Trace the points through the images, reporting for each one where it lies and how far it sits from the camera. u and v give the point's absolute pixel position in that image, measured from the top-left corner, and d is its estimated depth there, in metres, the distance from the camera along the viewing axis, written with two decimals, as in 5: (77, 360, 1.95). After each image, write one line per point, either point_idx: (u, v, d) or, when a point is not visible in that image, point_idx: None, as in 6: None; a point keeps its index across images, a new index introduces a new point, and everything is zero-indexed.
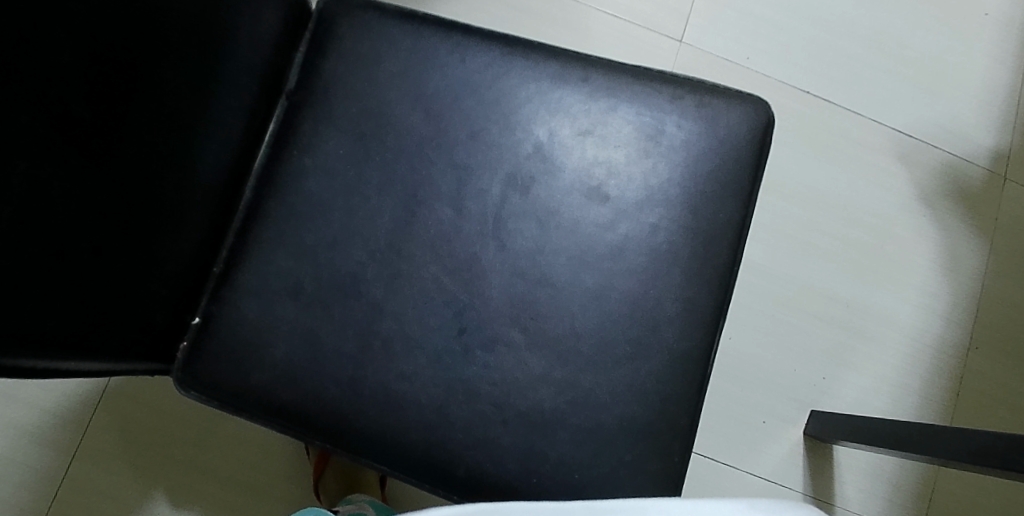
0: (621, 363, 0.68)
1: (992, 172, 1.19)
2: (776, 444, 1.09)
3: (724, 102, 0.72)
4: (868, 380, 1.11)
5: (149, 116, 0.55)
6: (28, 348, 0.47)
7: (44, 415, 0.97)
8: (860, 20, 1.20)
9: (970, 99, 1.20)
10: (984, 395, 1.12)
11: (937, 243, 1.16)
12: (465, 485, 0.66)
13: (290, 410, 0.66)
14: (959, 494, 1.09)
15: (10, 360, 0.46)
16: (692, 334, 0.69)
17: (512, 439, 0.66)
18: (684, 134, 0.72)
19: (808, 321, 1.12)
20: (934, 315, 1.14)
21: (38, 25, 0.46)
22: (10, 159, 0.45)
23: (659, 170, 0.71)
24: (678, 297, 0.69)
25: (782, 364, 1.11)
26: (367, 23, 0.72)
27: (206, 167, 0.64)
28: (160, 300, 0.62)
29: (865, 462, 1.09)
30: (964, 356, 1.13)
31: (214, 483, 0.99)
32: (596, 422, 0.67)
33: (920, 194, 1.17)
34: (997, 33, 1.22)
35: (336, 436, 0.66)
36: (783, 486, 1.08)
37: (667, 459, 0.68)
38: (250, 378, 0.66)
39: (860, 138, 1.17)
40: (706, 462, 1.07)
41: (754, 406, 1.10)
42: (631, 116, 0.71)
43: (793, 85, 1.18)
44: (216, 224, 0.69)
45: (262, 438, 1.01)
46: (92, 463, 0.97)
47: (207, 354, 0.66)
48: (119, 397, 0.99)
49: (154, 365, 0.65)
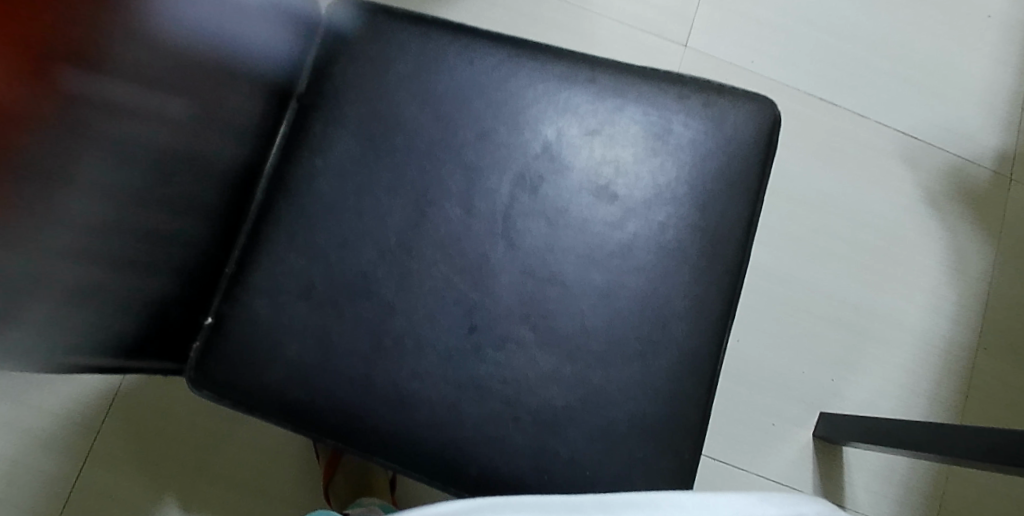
0: (631, 361, 0.68)
1: (997, 173, 1.19)
2: (785, 447, 1.09)
3: (730, 101, 0.73)
4: (876, 382, 1.11)
5: (162, 116, 0.56)
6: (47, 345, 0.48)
7: (54, 420, 0.98)
8: (863, 23, 1.21)
9: (975, 101, 1.20)
10: (993, 395, 1.12)
11: (943, 245, 1.16)
12: (477, 484, 0.66)
13: (301, 411, 0.66)
14: (970, 495, 1.08)
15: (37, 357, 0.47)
16: (700, 332, 0.69)
17: (523, 439, 0.66)
18: (692, 133, 0.72)
19: (815, 323, 1.12)
20: (943, 316, 1.14)
21: (77, 26, 0.47)
22: (39, 160, 0.46)
23: (666, 168, 0.71)
24: (687, 295, 0.70)
25: (790, 365, 1.11)
26: (377, 25, 0.73)
27: (218, 169, 0.65)
28: (173, 299, 0.62)
29: (875, 464, 1.09)
30: (973, 356, 1.13)
31: (222, 487, 0.99)
32: (608, 421, 0.67)
33: (926, 195, 1.17)
34: (1000, 35, 1.22)
35: (346, 436, 0.67)
36: (793, 489, 1.08)
37: (677, 459, 0.68)
38: (261, 378, 0.66)
39: (864, 140, 1.18)
40: (716, 464, 1.07)
41: (763, 408, 1.09)
42: (638, 116, 0.72)
43: (798, 89, 1.18)
44: (226, 227, 0.69)
45: (271, 444, 1.01)
46: (102, 469, 0.98)
47: (219, 355, 0.67)
48: (129, 402, 1.00)
49: (166, 365, 0.65)
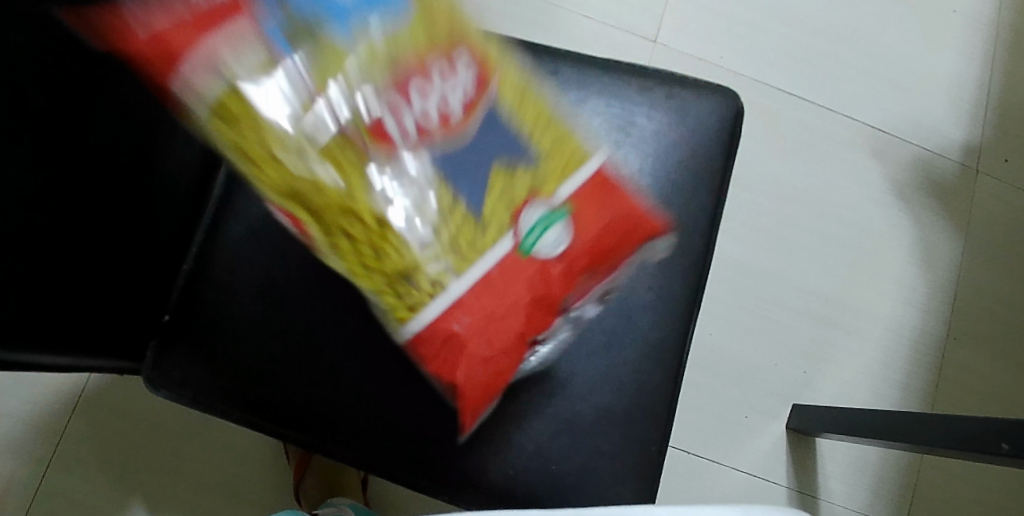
0: (596, 353, 0.68)
1: (965, 165, 1.20)
2: (758, 439, 1.09)
3: (693, 93, 0.73)
4: (846, 373, 1.12)
5: (114, 108, 0.54)
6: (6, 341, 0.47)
7: (17, 424, 0.96)
8: (830, 19, 1.22)
9: (941, 94, 1.21)
10: (964, 385, 1.13)
11: (912, 237, 1.17)
12: (443, 479, 0.66)
13: (263, 408, 0.65)
14: (941, 484, 1.09)
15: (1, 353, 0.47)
16: (666, 323, 0.69)
17: (489, 433, 0.66)
18: (655, 125, 0.72)
19: (786, 315, 1.13)
20: (912, 307, 1.15)
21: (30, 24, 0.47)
22: None
23: (630, 160, 0.71)
24: (651, 286, 0.70)
25: (761, 358, 1.11)
26: None
27: (172, 161, 0.63)
28: (128, 296, 0.60)
29: (846, 454, 1.10)
30: (943, 346, 1.14)
31: (191, 489, 0.98)
32: (574, 414, 0.67)
33: (894, 187, 1.18)
34: (965, 29, 1.24)
35: (308, 433, 0.66)
36: (767, 480, 1.08)
37: (644, 449, 0.68)
38: (222, 375, 0.66)
39: (832, 133, 1.18)
40: (688, 458, 1.07)
41: (736, 401, 1.10)
42: (600, 108, 0.72)
43: (766, 83, 1.19)
44: (183, 221, 0.67)
45: (241, 446, 0.99)
46: (68, 473, 0.96)
47: (180, 351, 0.66)
48: (95, 405, 0.98)
49: (121, 364, 0.63)
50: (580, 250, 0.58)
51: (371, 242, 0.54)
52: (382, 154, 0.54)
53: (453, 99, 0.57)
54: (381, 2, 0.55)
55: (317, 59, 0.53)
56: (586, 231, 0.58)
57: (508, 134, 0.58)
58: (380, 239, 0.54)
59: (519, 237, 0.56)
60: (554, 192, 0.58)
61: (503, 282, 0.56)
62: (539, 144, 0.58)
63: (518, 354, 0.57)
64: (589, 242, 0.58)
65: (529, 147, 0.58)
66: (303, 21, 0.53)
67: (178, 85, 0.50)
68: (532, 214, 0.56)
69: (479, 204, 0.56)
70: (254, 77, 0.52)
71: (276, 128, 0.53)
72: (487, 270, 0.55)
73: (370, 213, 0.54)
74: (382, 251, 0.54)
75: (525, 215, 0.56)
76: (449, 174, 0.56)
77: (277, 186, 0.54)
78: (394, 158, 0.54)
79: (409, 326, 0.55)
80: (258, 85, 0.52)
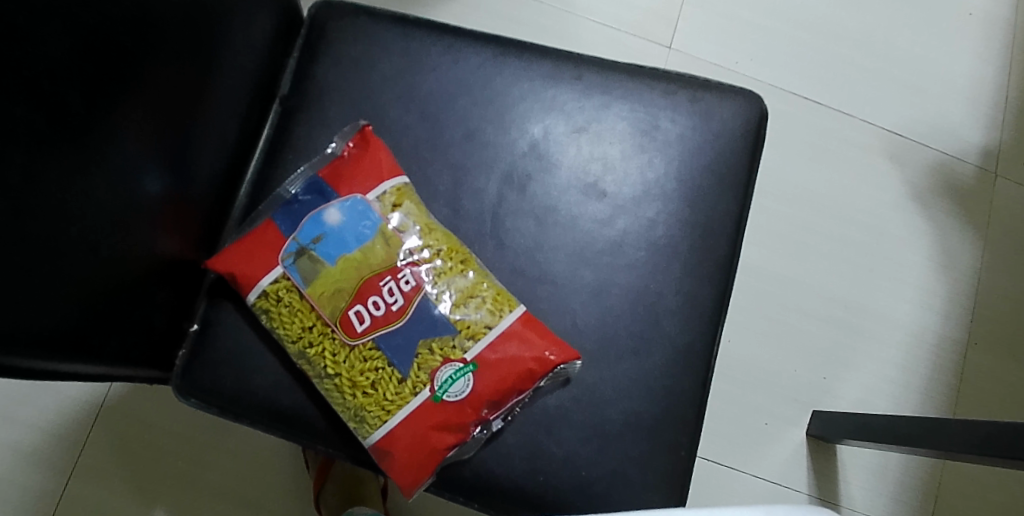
0: (624, 358, 0.67)
1: (983, 169, 1.19)
2: (780, 446, 1.08)
3: (717, 97, 0.73)
4: (868, 379, 1.11)
5: (150, 116, 0.54)
6: (43, 352, 0.47)
7: (39, 435, 0.96)
8: (846, 23, 1.22)
9: (958, 99, 1.20)
10: (985, 390, 1.11)
11: (931, 242, 1.16)
12: (471, 485, 0.66)
13: (291, 417, 0.66)
14: (964, 489, 1.08)
15: (38, 362, 0.47)
16: (693, 327, 0.69)
17: (517, 440, 0.65)
18: (680, 129, 0.72)
19: (806, 320, 1.12)
20: (932, 312, 1.14)
21: (70, 30, 0.46)
22: (20, 159, 0.44)
23: (655, 164, 0.71)
24: (679, 291, 0.69)
25: (781, 364, 1.11)
26: (359, 24, 0.72)
27: (200, 171, 0.63)
28: (158, 305, 0.60)
29: (868, 460, 1.09)
30: (962, 350, 1.13)
31: (212, 498, 0.98)
32: (604, 419, 0.66)
33: (913, 191, 1.17)
34: (981, 32, 1.23)
35: (336, 441, 0.66)
36: (787, 487, 1.07)
37: (673, 455, 0.67)
38: (250, 385, 0.66)
39: (849, 137, 1.18)
40: (710, 466, 1.07)
41: (756, 407, 1.09)
42: (624, 113, 0.72)
43: (782, 88, 1.18)
44: (211, 230, 0.67)
45: (259, 454, 0.99)
46: (90, 484, 0.96)
47: (207, 360, 0.66)
48: (115, 414, 0.98)
49: (154, 374, 0.63)
50: (484, 401, 0.61)
51: (355, 377, 0.61)
52: (360, 341, 0.61)
53: (399, 295, 0.62)
54: (365, 216, 0.63)
55: (316, 277, 0.62)
56: (487, 388, 0.61)
57: (437, 320, 0.62)
58: (361, 375, 0.61)
59: (433, 388, 0.61)
60: (464, 353, 0.61)
61: (423, 428, 0.61)
62: (459, 315, 0.62)
63: (427, 471, 0.61)
64: (493, 396, 0.61)
65: (449, 324, 0.62)
66: (307, 250, 0.62)
67: (250, 298, 0.63)
68: (447, 371, 0.61)
69: (406, 366, 0.61)
70: (292, 280, 0.62)
71: (312, 312, 0.62)
72: (408, 415, 0.61)
73: (375, 355, 0.61)
74: (361, 388, 0.61)
75: (439, 372, 0.61)
76: (389, 349, 0.61)
77: (299, 340, 0.62)
78: (359, 345, 0.61)
79: (372, 438, 0.61)
80: (282, 268, 0.62)
